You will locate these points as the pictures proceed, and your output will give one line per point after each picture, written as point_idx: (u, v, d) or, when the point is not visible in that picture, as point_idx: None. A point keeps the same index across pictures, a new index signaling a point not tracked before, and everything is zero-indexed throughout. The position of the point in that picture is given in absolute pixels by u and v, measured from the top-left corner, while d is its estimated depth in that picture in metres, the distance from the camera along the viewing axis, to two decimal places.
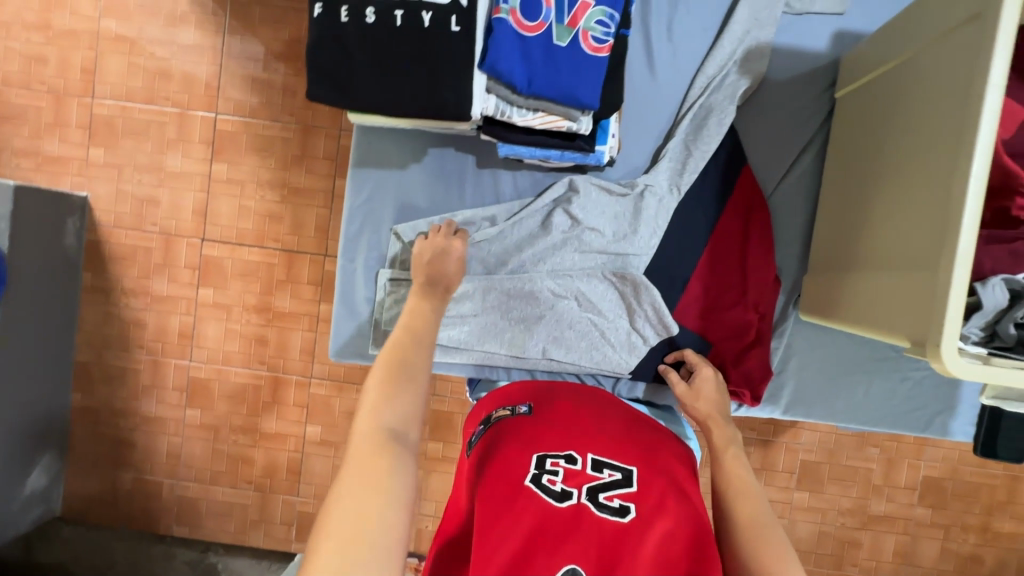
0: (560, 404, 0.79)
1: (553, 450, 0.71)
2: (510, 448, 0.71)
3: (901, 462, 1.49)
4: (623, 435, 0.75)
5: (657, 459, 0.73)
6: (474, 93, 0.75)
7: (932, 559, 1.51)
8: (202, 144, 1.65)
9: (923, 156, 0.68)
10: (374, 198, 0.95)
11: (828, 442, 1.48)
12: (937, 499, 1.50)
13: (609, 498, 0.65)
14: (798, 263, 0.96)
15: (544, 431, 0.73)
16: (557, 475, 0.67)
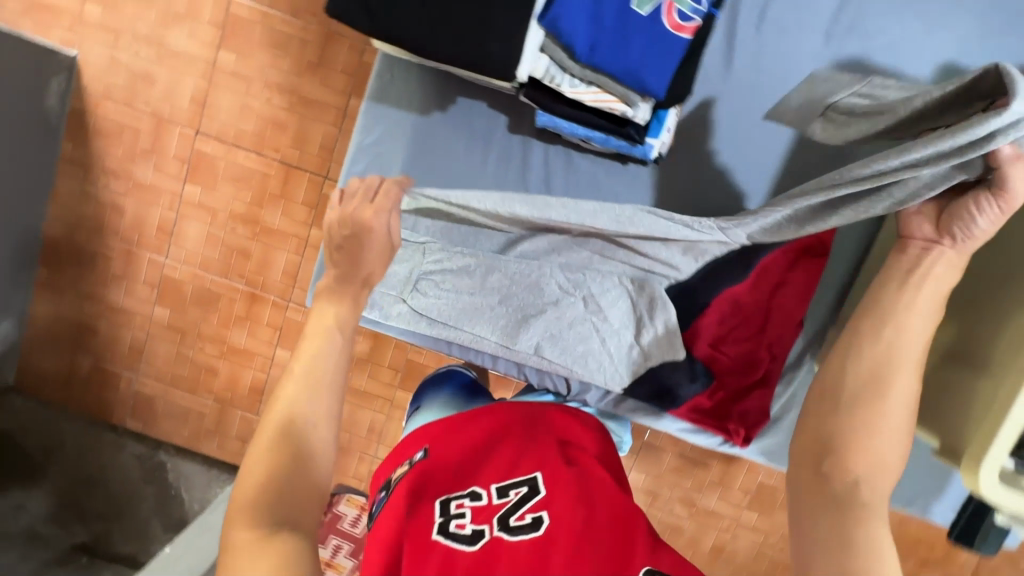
0: (457, 437, 0.71)
1: (453, 496, 0.63)
2: (404, 506, 0.61)
3: None
4: (529, 441, 0.70)
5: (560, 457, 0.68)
6: (527, 49, 0.64)
7: None
8: (212, 26, 1.48)
9: None
10: (387, 144, 0.84)
11: None
12: None
13: (520, 518, 0.59)
14: (827, 310, 0.91)
15: (441, 473, 0.66)
16: (464, 517, 0.60)
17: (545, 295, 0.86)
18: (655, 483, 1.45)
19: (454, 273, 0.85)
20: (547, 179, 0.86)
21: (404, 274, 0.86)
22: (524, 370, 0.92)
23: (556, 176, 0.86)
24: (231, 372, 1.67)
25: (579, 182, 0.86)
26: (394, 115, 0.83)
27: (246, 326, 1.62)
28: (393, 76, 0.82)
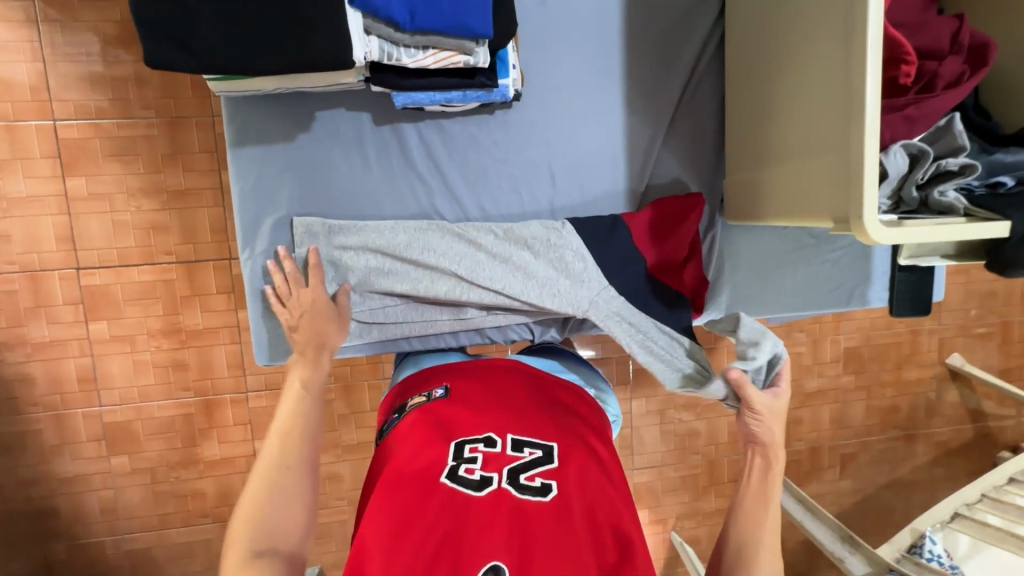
0: (476, 387, 0.77)
1: (469, 435, 0.68)
2: (426, 444, 0.67)
3: (824, 341, 1.63)
4: (542, 406, 0.74)
5: (574, 432, 0.71)
6: (353, 34, 0.66)
7: (861, 417, 1.69)
8: (47, 159, 1.40)
9: (817, 47, 0.68)
10: (267, 181, 0.84)
11: None
12: (858, 366, 1.67)
13: (529, 480, 0.63)
14: (714, 171, 0.96)
15: (461, 419, 0.71)
16: (475, 462, 0.64)
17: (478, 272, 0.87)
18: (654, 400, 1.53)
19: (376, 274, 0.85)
20: (429, 153, 0.89)
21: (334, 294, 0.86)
22: (487, 335, 0.94)
23: (435, 147, 0.89)
24: (219, 486, 1.59)
25: (459, 144, 0.89)
26: (261, 151, 0.83)
27: (213, 434, 1.55)
28: (244, 116, 0.82)
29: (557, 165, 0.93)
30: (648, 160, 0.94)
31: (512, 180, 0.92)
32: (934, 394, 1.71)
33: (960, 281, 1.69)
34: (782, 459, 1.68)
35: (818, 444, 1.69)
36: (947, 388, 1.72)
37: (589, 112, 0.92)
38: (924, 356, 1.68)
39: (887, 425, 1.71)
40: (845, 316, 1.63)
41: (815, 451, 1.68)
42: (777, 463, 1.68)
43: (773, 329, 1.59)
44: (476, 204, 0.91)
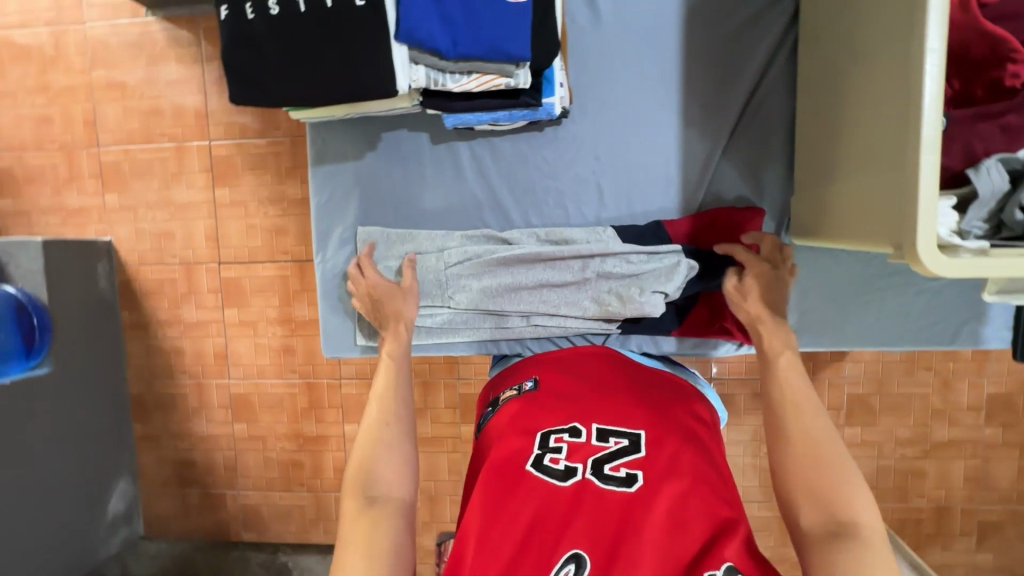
0: (564, 377, 0.78)
1: (556, 425, 0.69)
2: (511, 435, 0.70)
3: (959, 383, 1.37)
4: (630, 397, 0.73)
5: (667, 421, 0.70)
6: (398, 67, 0.72)
7: (1009, 480, 1.39)
8: (202, 172, 1.71)
9: (879, 53, 0.61)
10: (338, 196, 0.96)
11: (874, 372, 1.38)
12: (1006, 417, 1.38)
13: (614, 469, 0.63)
14: (782, 188, 0.89)
15: (546, 407, 0.72)
16: (560, 452, 0.66)
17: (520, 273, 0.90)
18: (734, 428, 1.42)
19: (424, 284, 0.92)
20: (479, 170, 0.94)
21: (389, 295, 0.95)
22: (528, 344, 0.96)
23: (485, 163, 0.93)
24: (314, 460, 1.80)
25: (507, 161, 0.93)
26: (335, 169, 0.95)
27: (312, 413, 1.76)
28: (323, 139, 0.94)
29: (606, 177, 0.92)
30: (705, 176, 0.90)
31: (560, 194, 0.93)
32: None
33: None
34: (898, 517, 1.43)
35: (947, 505, 1.42)
36: None
37: (642, 126, 0.90)
38: None
39: None
40: (988, 355, 1.36)
41: (942, 513, 1.42)
42: (891, 520, 1.43)
43: (885, 362, 1.38)
44: (522, 217, 0.94)
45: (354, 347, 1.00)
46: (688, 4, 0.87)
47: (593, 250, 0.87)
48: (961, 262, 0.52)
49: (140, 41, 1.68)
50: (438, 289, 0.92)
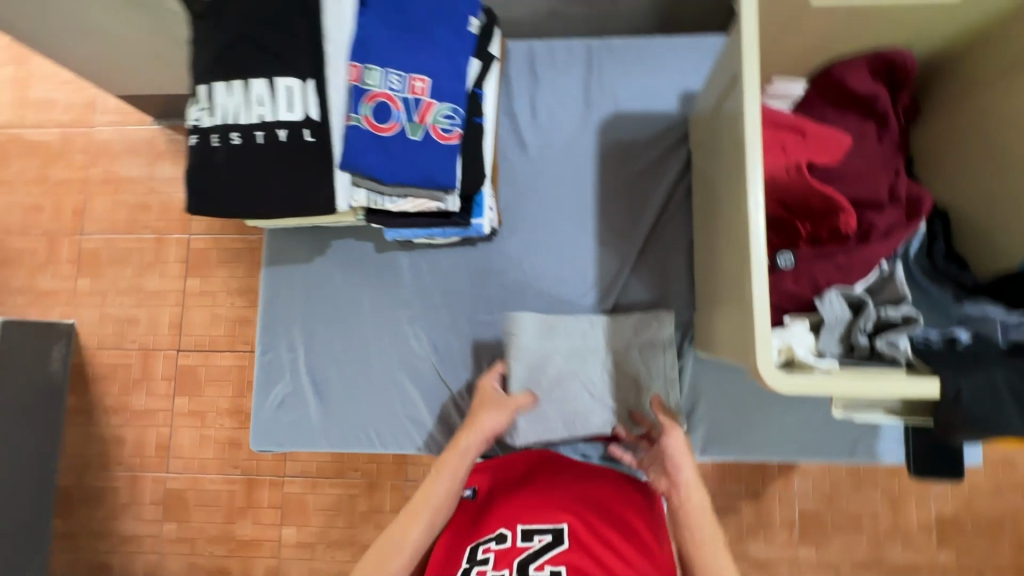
0: (503, 483, 0.85)
1: (487, 535, 0.75)
2: (451, 552, 0.76)
3: (907, 502, 1.37)
4: (562, 493, 0.79)
5: (588, 514, 0.75)
6: (338, 188, 0.84)
7: None
8: (177, 263, 1.80)
9: (732, 202, 0.75)
10: (285, 295, 1.03)
11: (821, 486, 1.38)
12: (958, 541, 1.36)
13: (539, 567, 0.67)
14: (685, 304, 0.99)
15: (484, 519, 0.78)
16: (487, 562, 0.70)
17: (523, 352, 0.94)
18: None
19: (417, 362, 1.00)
20: (415, 276, 1.03)
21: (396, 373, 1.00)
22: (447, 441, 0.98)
23: (420, 269, 1.03)
24: (244, 567, 1.67)
25: (441, 269, 1.03)
26: (285, 271, 1.04)
27: (248, 514, 1.67)
28: (277, 245, 1.04)
29: (529, 287, 1.01)
30: (615, 289, 1.00)
31: (488, 300, 1.02)
32: None
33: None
34: None
35: None
36: None
37: (562, 242, 1.02)
38: None
39: None
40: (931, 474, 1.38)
41: None
42: None
43: (832, 478, 1.39)
44: (453, 322, 1.02)
45: (280, 443, 1.01)
46: (600, 150, 1.04)
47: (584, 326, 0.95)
48: (795, 379, 0.59)
49: (141, 145, 1.85)
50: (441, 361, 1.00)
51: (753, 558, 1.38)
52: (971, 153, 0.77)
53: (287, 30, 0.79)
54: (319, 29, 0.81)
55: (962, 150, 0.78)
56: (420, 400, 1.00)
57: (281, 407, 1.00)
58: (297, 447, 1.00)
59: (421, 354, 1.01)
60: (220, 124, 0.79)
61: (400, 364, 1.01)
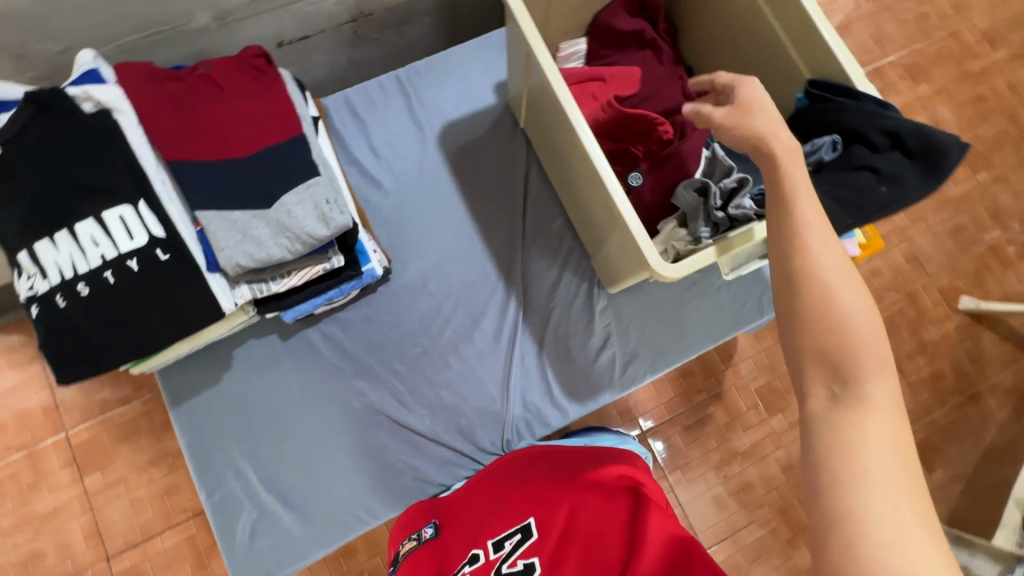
0: (455, 522, 0.82)
1: (460, 563, 0.73)
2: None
3: None
4: (510, 489, 0.79)
5: (539, 497, 0.75)
6: (220, 293, 0.80)
7: (909, 398, 1.67)
8: (65, 469, 1.46)
9: (576, 151, 0.86)
10: (209, 425, 0.96)
11: (762, 361, 1.57)
12: None
13: (513, 564, 0.66)
14: (583, 256, 1.07)
15: (450, 547, 0.77)
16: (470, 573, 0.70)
17: (460, 357, 1.02)
18: (686, 469, 1.49)
19: (374, 420, 0.98)
20: (333, 343, 1.01)
21: (360, 441, 0.97)
22: (436, 476, 0.98)
23: (334, 334, 1.01)
24: None
25: (356, 327, 1.02)
26: (196, 401, 0.96)
27: None
28: (176, 381, 0.96)
29: (444, 304, 1.04)
30: (517, 269, 1.06)
31: (413, 333, 1.03)
32: (970, 344, 1.71)
33: (923, 230, 1.76)
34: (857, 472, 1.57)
35: None
36: (980, 332, 1.71)
37: (453, 248, 1.06)
38: (933, 313, 1.71)
39: (938, 394, 1.67)
40: None
41: None
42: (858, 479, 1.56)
43: (766, 351, 1.58)
44: (387, 367, 1.01)
45: (270, 571, 0.92)
46: (449, 159, 1.10)
47: (502, 314, 1.04)
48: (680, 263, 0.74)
49: None
50: (398, 407, 0.99)
51: (747, 447, 1.52)
52: (733, 49, 0.94)
53: (91, 161, 0.74)
54: (129, 149, 0.76)
55: (724, 51, 0.95)
56: (392, 454, 0.97)
57: (256, 536, 0.93)
58: (293, 567, 0.92)
59: (371, 413, 0.99)
60: (60, 281, 0.72)
61: (356, 431, 0.98)
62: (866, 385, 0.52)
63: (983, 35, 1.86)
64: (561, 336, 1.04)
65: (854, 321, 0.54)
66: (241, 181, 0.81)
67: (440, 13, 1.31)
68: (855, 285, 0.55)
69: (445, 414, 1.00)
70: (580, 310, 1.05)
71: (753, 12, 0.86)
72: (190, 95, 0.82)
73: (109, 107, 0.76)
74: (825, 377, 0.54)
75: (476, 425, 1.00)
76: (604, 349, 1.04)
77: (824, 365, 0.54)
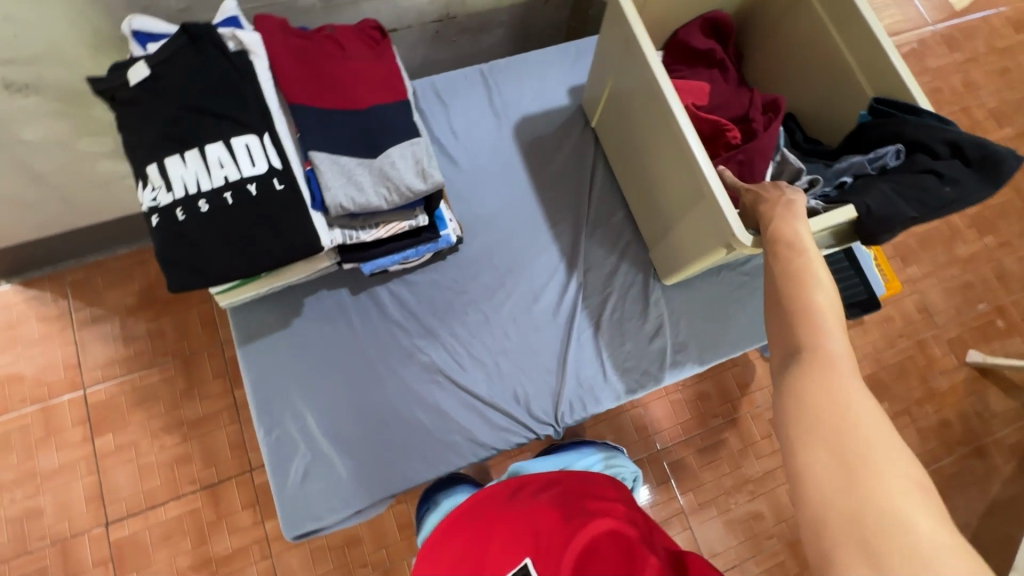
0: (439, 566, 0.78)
1: None
2: None
3: None
4: (506, 515, 0.81)
5: (531, 529, 0.76)
6: (321, 229, 0.85)
7: (918, 443, 1.70)
8: (77, 427, 1.37)
9: (658, 138, 0.93)
10: (274, 367, 0.98)
11: None
12: (886, 390, 1.73)
13: None
14: (639, 249, 1.13)
15: None
16: None
17: (519, 330, 1.06)
18: (699, 491, 1.50)
19: (433, 380, 1.01)
20: (400, 303, 1.05)
21: (417, 397, 1.00)
22: (488, 441, 1.00)
23: (402, 294, 1.05)
24: None
25: (424, 289, 1.06)
26: (266, 343, 0.99)
27: None
28: (249, 320, 0.99)
29: (507, 279, 1.09)
30: (578, 254, 1.11)
31: (475, 302, 1.07)
32: (975, 396, 1.76)
33: (933, 283, 1.84)
34: None
35: None
36: (983, 386, 1.77)
37: (520, 227, 1.13)
38: (942, 363, 1.78)
39: (946, 443, 1.71)
40: None
41: None
42: None
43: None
44: (449, 331, 1.04)
45: (317, 517, 0.93)
46: (522, 148, 1.18)
47: (562, 294, 1.09)
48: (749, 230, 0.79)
49: None
50: (458, 369, 1.02)
51: (758, 476, 1.53)
52: (797, 73, 1.04)
53: (229, 92, 0.80)
54: (259, 88, 0.83)
55: (789, 73, 1.06)
56: (448, 414, 1.00)
57: (308, 481, 0.94)
58: (341, 517, 0.93)
59: (433, 375, 1.02)
60: (183, 196, 0.78)
61: (415, 388, 1.00)
62: (821, 349, 0.59)
63: (991, 113, 2.03)
64: (616, 323, 1.08)
65: (816, 302, 0.62)
66: (353, 133, 0.88)
67: (510, 26, 1.44)
68: (811, 275, 0.64)
69: (502, 381, 1.03)
70: (635, 299, 1.10)
71: (820, 39, 0.97)
72: (314, 52, 0.89)
73: (245, 48, 0.83)
74: (783, 349, 0.61)
75: (530, 395, 1.02)
76: (655, 338, 1.08)
77: (781, 341, 0.62)
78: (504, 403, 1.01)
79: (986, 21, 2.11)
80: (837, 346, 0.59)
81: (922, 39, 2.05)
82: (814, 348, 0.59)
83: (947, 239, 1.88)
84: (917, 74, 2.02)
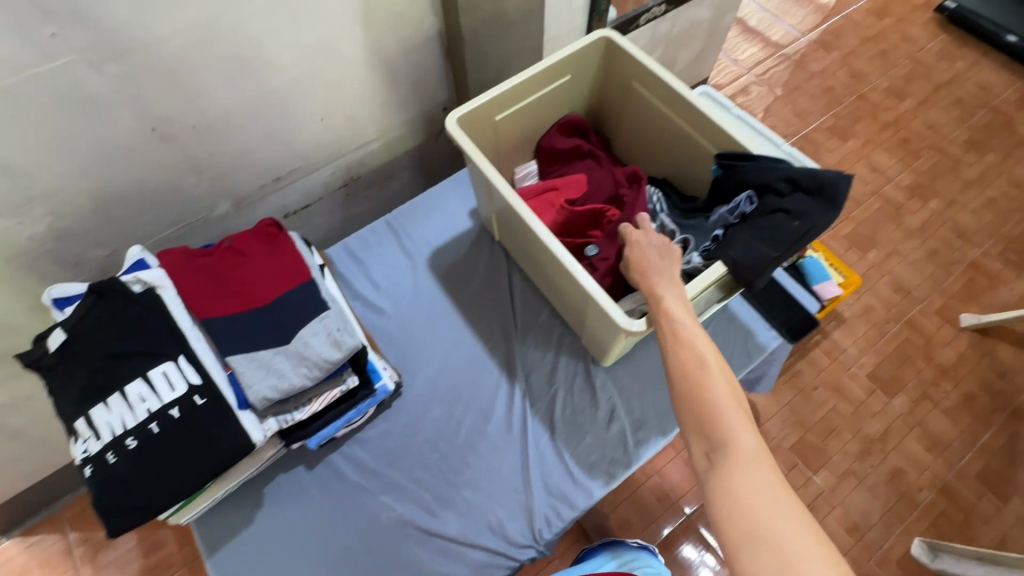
0: None
1: None
2: None
3: (843, 381, 1.65)
4: None
5: None
6: (251, 428, 0.88)
7: (949, 427, 1.60)
8: None
9: (540, 247, 1.01)
10: (245, 570, 0.97)
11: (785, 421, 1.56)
12: (895, 381, 1.65)
13: None
14: (572, 339, 1.17)
15: None
16: None
17: (478, 456, 1.06)
18: None
19: (404, 535, 1.00)
20: (358, 463, 1.06)
21: (393, 558, 0.98)
22: None
23: (358, 454, 1.07)
24: None
25: (377, 442, 1.08)
26: (233, 547, 0.99)
27: None
28: (213, 528, 1.00)
29: (455, 407, 1.11)
30: (515, 362, 1.14)
31: (429, 440, 1.08)
32: (986, 361, 1.69)
33: (899, 261, 1.83)
34: (927, 523, 1.48)
35: (941, 478, 1.53)
36: (988, 347, 1.71)
37: (455, 353, 1.17)
38: (938, 336, 1.72)
39: (978, 418, 1.61)
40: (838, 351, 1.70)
41: (946, 489, 1.52)
42: (925, 530, 1.47)
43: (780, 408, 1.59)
44: (410, 478, 1.05)
45: None
46: (440, 278, 1.25)
47: (510, 407, 1.10)
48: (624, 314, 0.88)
49: None
50: (426, 515, 1.01)
51: None
52: (656, 144, 1.13)
53: (139, 330, 0.87)
54: (169, 318, 0.91)
55: (650, 145, 1.15)
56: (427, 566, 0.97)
57: None
58: None
59: (405, 529, 1.00)
60: (111, 439, 0.82)
61: (390, 549, 0.99)
62: (736, 444, 0.65)
63: (885, 93, 2.15)
64: (570, 419, 1.09)
65: (716, 397, 0.68)
66: (264, 327, 0.94)
67: (416, 163, 1.57)
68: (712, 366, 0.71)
69: (473, 514, 1.01)
70: (581, 390, 1.11)
71: (658, 115, 1.07)
72: (218, 266, 0.98)
73: (150, 285, 0.91)
74: (704, 447, 0.68)
75: (504, 520, 1.00)
76: (612, 422, 1.08)
77: (701, 438, 0.68)
78: (480, 537, 0.99)
79: (848, 20, 2.30)
80: (746, 437, 0.66)
81: (798, 51, 2.23)
82: (728, 442, 0.66)
83: (894, 216, 1.90)
84: (805, 81, 2.17)
